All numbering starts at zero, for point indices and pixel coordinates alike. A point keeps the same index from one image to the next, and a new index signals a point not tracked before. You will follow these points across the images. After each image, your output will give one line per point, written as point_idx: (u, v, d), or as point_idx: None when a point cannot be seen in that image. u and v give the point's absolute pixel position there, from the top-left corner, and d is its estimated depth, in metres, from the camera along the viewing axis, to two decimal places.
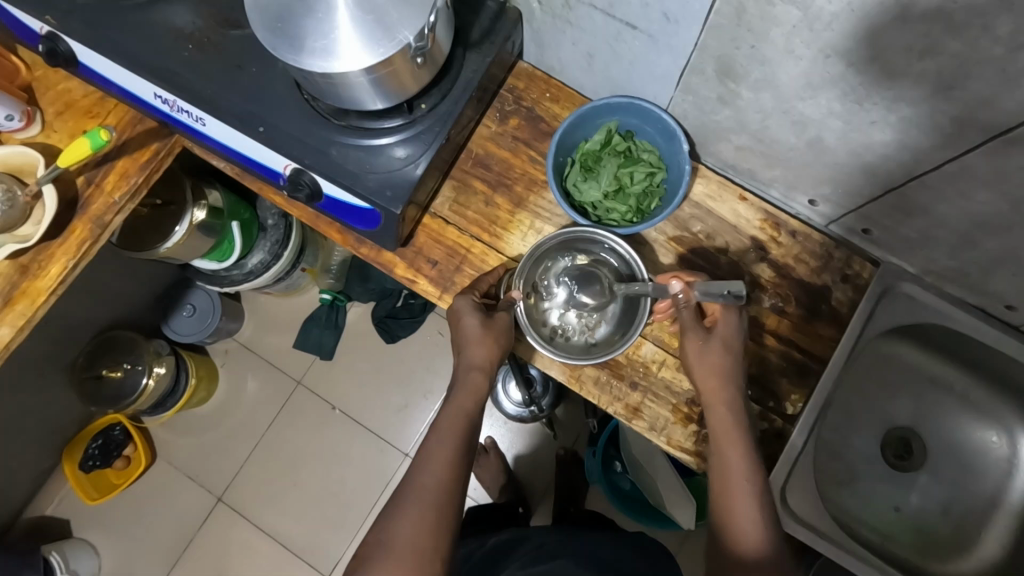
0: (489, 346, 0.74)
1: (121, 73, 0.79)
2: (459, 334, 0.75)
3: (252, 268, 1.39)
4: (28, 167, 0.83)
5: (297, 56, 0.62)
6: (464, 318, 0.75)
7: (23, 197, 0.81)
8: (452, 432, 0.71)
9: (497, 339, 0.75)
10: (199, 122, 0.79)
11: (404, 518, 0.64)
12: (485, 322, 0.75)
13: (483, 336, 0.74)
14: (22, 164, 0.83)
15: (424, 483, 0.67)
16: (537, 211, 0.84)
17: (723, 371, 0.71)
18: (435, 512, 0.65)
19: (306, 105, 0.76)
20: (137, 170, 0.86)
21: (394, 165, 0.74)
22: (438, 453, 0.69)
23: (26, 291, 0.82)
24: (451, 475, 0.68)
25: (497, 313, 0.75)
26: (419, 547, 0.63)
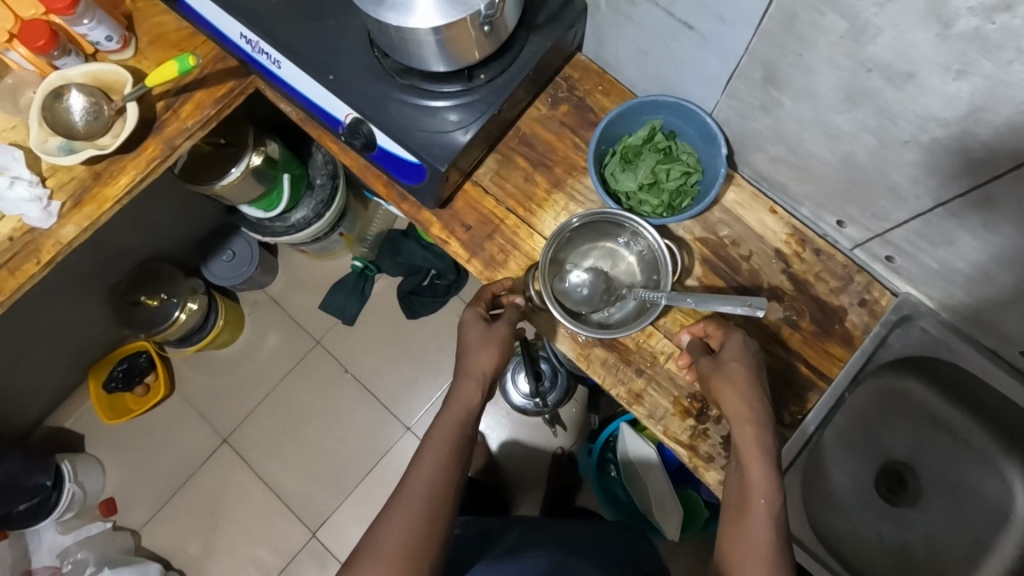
0: (488, 355, 0.78)
1: (216, 12, 0.86)
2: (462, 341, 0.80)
3: (294, 222, 1.47)
4: (117, 85, 0.91)
5: (378, 9, 0.69)
6: (469, 328, 0.80)
7: (108, 111, 0.89)
8: (449, 428, 0.74)
9: (492, 350, 0.79)
10: (275, 65, 0.85)
11: (392, 522, 0.67)
12: (485, 334, 0.79)
13: (484, 341, 0.79)
14: (112, 81, 0.91)
15: (415, 490, 0.69)
16: (572, 194, 0.87)
17: (744, 385, 0.70)
18: (423, 514, 0.68)
19: (375, 61, 0.81)
20: (212, 102, 0.93)
21: (445, 127, 0.79)
22: (425, 465, 0.71)
23: (96, 195, 0.90)
24: (443, 486, 0.70)
25: (495, 324, 0.80)
26: (407, 547, 0.65)
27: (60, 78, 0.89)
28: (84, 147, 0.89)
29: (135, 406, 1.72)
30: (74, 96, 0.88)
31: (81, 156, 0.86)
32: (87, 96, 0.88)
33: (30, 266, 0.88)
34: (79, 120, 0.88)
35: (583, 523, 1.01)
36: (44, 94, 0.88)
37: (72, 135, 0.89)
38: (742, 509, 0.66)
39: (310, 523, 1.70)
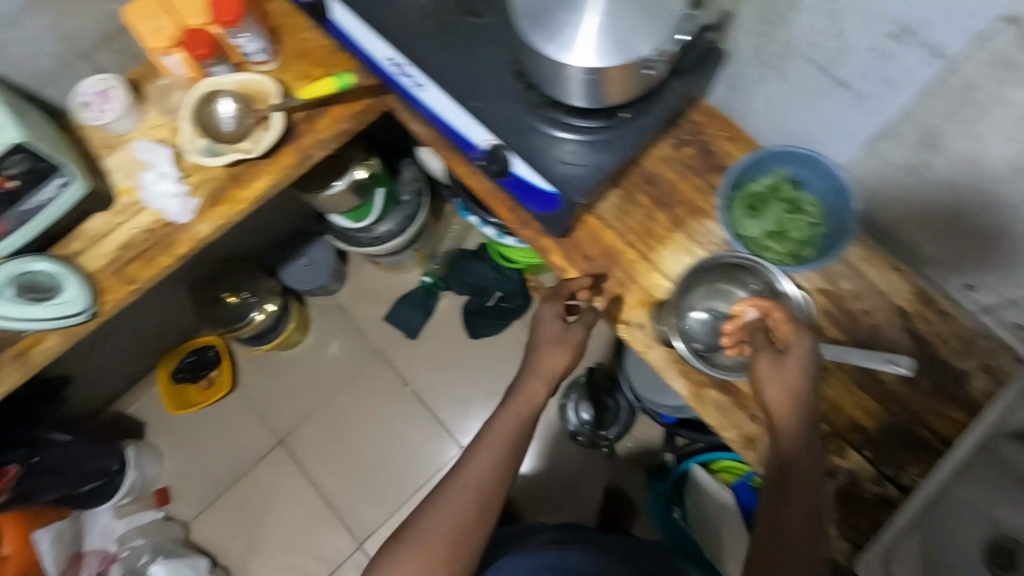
0: (558, 355, 0.85)
1: (368, 35, 0.91)
2: (535, 335, 0.86)
3: (379, 235, 1.51)
4: (262, 94, 0.96)
5: (539, 39, 0.72)
6: (544, 323, 0.86)
7: (253, 119, 0.94)
8: (503, 432, 0.82)
9: (563, 350, 0.85)
10: (419, 88, 0.89)
11: (441, 512, 0.76)
12: (561, 333, 0.85)
13: (558, 340, 0.85)
14: (257, 90, 0.96)
15: (468, 484, 0.78)
16: (693, 235, 0.89)
17: (800, 393, 0.74)
18: (473, 509, 0.76)
19: (521, 92, 0.84)
20: (348, 117, 0.97)
21: (577, 164, 0.83)
22: (483, 460, 0.80)
23: (232, 196, 0.94)
24: (492, 485, 0.78)
25: (573, 326, 0.85)
26: (455, 531, 0.75)
27: (211, 83, 0.94)
28: (226, 150, 0.93)
29: (199, 399, 1.75)
30: (225, 103, 0.94)
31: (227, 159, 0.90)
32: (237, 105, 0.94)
33: (165, 258, 0.92)
34: (228, 125, 0.94)
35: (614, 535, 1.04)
36: (194, 99, 0.94)
37: (218, 138, 0.94)
38: (776, 508, 0.73)
39: (356, 532, 1.70)
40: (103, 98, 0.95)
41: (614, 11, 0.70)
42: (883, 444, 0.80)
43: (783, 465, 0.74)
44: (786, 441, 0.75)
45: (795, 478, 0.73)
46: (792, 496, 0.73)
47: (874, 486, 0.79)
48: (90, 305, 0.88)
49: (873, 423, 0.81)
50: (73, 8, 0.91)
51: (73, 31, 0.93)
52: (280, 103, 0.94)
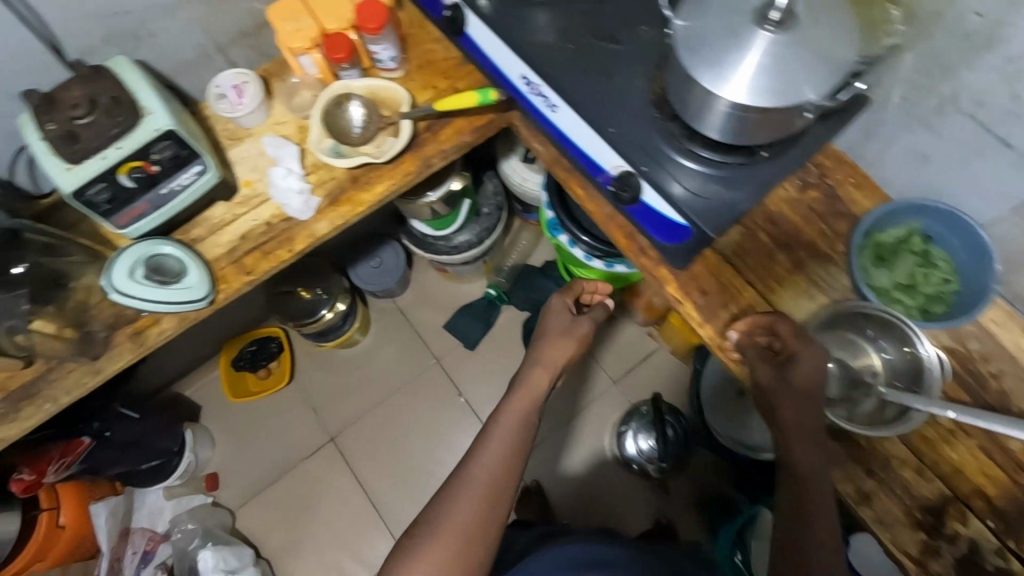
0: (562, 345, 0.96)
1: (503, 53, 0.92)
2: (546, 326, 1.00)
3: (457, 244, 1.52)
4: (390, 100, 0.98)
5: (694, 64, 0.72)
6: (555, 313, 1.01)
7: (380, 124, 0.97)
8: (509, 424, 0.83)
9: (567, 342, 0.97)
10: (551, 108, 0.90)
11: (453, 504, 0.75)
12: (569, 327, 0.98)
13: (566, 333, 0.97)
14: (385, 96, 0.98)
15: (476, 475, 0.77)
16: (814, 279, 0.87)
17: (808, 400, 0.77)
18: (482, 501, 0.75)
19: (659, 122, 0.84)
20: (470, 130, 0.98)
21: (703, 192, 0.82)
22: (494, 452, 0.80)
23: (351, 198, 0.95)
24: (500, 477, 0.78)
25: (580, 321, 0.99)
26: (468, 526, 0.73)
27: (344, 87, 0.96)
28: (351, 152, 0.96)
29: (256, 389, 1.77)
30: (356, 107, 0.96)
31: (357, 161, 0.93)
32: (367, 111, 0.96)
33: (282, 252, 0.93)
34: (356, 128, 0.96)
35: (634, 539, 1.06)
36: (326, 101, 0.96)
37: (343, 140, 0.96)
38: (796, 517, 0.72)
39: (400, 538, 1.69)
40: (238, 92, 0.97)
41: (784, 49, 0.69)
42: (1009, 516, 0.77)
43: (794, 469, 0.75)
44: (794, 449, 0.76)
45: (812, 482, 0.74)
46: (809, 501, 0.72)
47: (998, 559, 0.76)
48: (208, 293, 0.88)
49: (998, 492, 0.78)
50: (222, 3, 0.93)
51: (217, 25, 0.96)
52: (410, 112, 0.95)
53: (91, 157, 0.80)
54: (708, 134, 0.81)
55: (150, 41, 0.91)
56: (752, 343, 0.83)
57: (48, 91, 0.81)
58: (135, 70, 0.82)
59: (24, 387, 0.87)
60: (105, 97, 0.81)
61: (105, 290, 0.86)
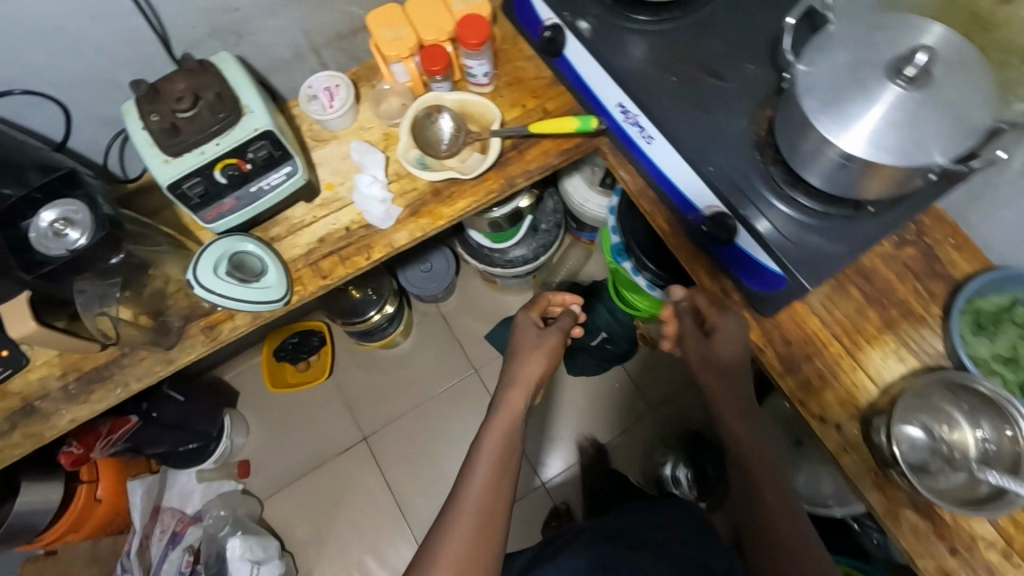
0: (536, 360, 0.93)
1: (601, 79, 0.91)
2: (520, 341, 0.97)
3: (512, 258, 1.51)
4: (478, 115, 0.98)
5: (815, 110, 0.70)
6: (524, 329, 0.99)
7: (466, 139, 0.96)
8: (495, 445, 0.82)
9: (541, 354, 0.94)
10: (646, 140, 0.88)
11: (449, 538, 0.73)
12: (539, 339, 0.96)
13: (537, 350, 0.94)
14: (475, 111, 0.97)
15: (466, 506, 0.76)
16: (906, 340, 0.84)
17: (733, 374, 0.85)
18: (477, 531, 0.74)
19: (760, 165, 0.82)
20: (557, 152, 0.97)
21: (800, 240, 0.79)
22: (475, 487, 0.77)
23: (432, 210, 0.94)
24: (492, 503, 0.76)
25: (547, 331, 0.97)
26: (467, 558, 0.72)
27: (435, 98, 0.96)
28: (437, 166, 0.96)
29: (294, 380, 1.77)
30: (445, 120, 0.96)
31: (445, 176, 0.92)
32: (455, 124, 0.96)
33: (359, 259, 0.93)
34: (444, 141, 0.96)
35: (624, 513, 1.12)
36: (416, 111, 0.95)
37: (429, 151, 0.96)
38: (763, 541, 0.75)
39: None
40: (330, 95, 0.97)
41: (916, 106, 0.66)
42: None
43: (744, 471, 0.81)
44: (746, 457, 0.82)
45: (762, 472, 0.79)
46: (765, 484, 0.78)
47: None
48: (287, 294, 0.88)
49: None
50: (325, 6, 0.93)
51: (317, 26, 0.96)
52: (500, 130, 0.95)
53: (190, 152, 0.80)
54: (811, 181, 0.78)
55: (251, 38, 0.92)
56: (691, 311, 0.90)
57: (153, 82, 0.82)
58: (240, 68, 0.82)
59: (96, 370, 0.88)
60: (209, 93, 0.81)
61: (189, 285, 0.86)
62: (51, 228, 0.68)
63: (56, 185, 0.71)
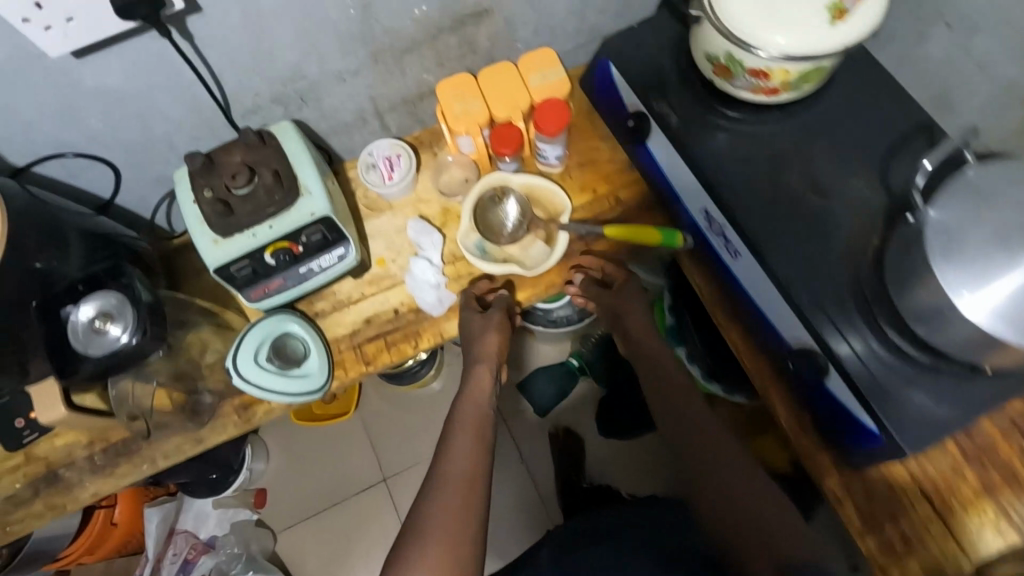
0: (494, 337, 0.83)
1: (686, 181, 0.83)
2: (464, 333, 0.85)
3: (554, 318, 1.43)
4: (545, 200, 0.91)
5: (941, 262, 0.61)
6: (469, 320, 0.85)
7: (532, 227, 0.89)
8: (469, 413, 0.78)
9: (494, 336, 0.83)
10: (732, 254, 0.81)
11: (438, 508, 0.67)
12: (482, 318, 0.84)
13: (487, 329, 0.84)
14: (543, 195, 0.91)
15: (448, 474, 0.71)
16: (1007, 510, 0.74)
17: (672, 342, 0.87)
18: (461, 499, 0.68)
19: (862, 303, 0.74)
20: (627, 249, 0.90)
21: (894, 390, 0.71)
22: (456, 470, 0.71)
23: (486, 300, 0.88)
24: (476, 463, 0.72)
25: (491, 311, 0.85)
26: (451, 534, 0.65)
27: (502, 179, 0.91)
28: (497, 254, 0.89)
29: (318, 412, 1.73)
30: (510, 203, 0.90)
31: (506, 271, 0.87)
32: (521, 211, 0.90)
33: (407, 346, 0.87)
34: (508, 227, 0.90)
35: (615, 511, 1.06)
36: (481, 190, 0.90)
37: (489, 236, 0.90)
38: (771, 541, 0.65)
39: None
40: (389, 165, 0.91)
41: None
42: None
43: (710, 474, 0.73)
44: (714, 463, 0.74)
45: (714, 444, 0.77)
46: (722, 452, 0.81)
47: None
48: (325, 383, 0.83)
49: None
50: (398, 73, 0.87)
51: (385, 93, 0.90)
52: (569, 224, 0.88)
53: (241, 234, 0.75)
54: (915, 328, 0.69)
55: (317, 102, 0.86)
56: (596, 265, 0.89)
57: (209, 153, 0.77)
58: (303, 144, 0.77)
59: (124, 443, 0.84)
60: (268, 171, 0.76)
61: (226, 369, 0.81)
62: (91, 325, 0.64)
63: (98, 276, 0.66)
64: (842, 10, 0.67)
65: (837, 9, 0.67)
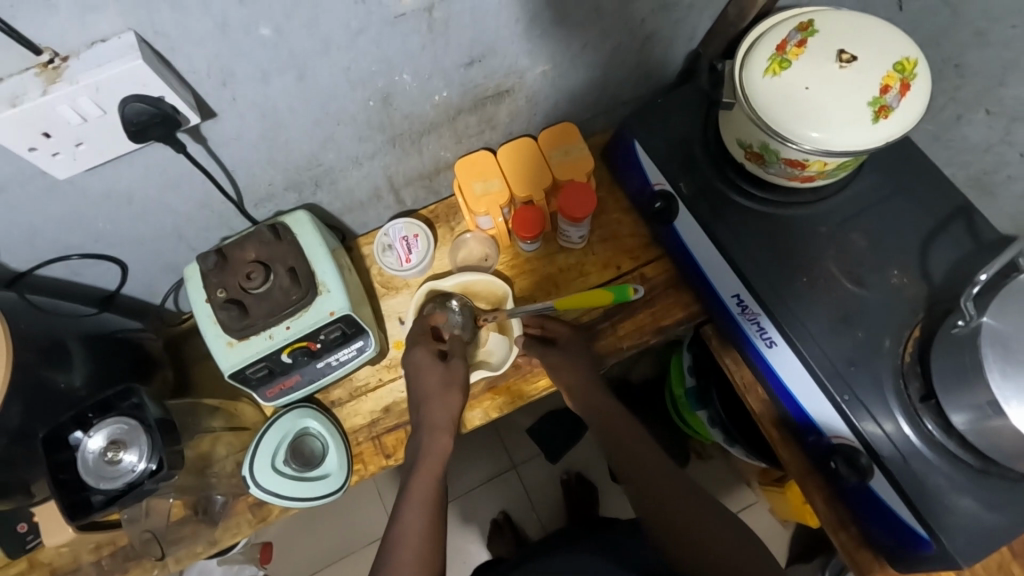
0: (450, 399, 0.75)
1: (717, 266, 0.81)
2: (417, 389, 0.76)
3: None
4: (482, 290, 0.88)
5: (996, 370, 0.58)
6: (423, 371, 0.77)
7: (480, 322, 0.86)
8: (428, 479, 0.69)
9: (455, 393, 0.76)
10: (766, 343, 0.77)
11: None
12: (443, 374, 0.77)
13: (444, 388, 0.76)
14: (479, 288, 0.87)
15: (401, 553, 0.62)
16: None
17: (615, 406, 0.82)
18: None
19: (905, 401, 0.71)
20: (654, 329, 0.88)
21: (943, 495, 0.68)
22: (414, 522, 0.65)
23: (509, 387, 0.86)
24: (432, 540, 0.64)
25: (454, 362, 0.78)
26: None
27: (432, 288, 0.86)
28: None
29: None
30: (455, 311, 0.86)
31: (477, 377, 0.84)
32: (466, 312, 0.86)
33: None
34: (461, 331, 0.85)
35: (603, 533, 1.02)
36: (419, 306, 0.86)
37: None
38: None
39: None
40: (406, 247, 0.89)
41: None
42: None
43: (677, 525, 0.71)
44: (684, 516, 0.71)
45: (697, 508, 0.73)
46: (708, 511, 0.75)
47: None
48: (345, 481, 0.80)
49: None
50: (414, 152, 0.84)
51: (400, 171, 0.86)
52: (518, 308, 0.85)
53: (257, 335, 0.71)
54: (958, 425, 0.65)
55: (331, 186, 0.83)
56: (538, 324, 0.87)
57: (220, 248, 0.73)
58: (319, 238, 0.73)
59: (131, 546, 0.79)
60: (284, 268, 0.73)
61: (245, 479, 0.78)
62: (104, 456, 0.61)
63: (109, 401, 0.63)
64: (885, 105, 0.65)
65: (879, 105, 0.65)
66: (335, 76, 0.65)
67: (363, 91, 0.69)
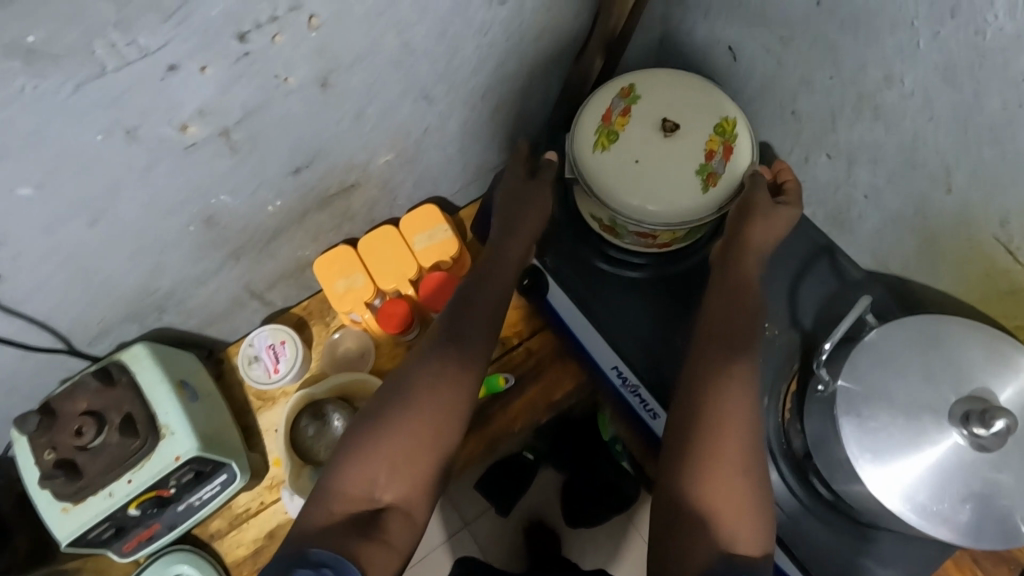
0: (538, 208, 0.73)
1: (593, 340, 0.78)
2: (507, 207, 0.73)
3: None
4: (359, 390, 0.82)
5: (852, 431, 0.56)
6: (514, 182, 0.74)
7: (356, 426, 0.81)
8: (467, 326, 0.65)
9: (539, 208, 0.73)
10: (651, 414, 0.75)
11: (380, 445, 0.57)
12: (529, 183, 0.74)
13: (533, 202, 0.73)
14: (356, 388, 0.82)
15: (419, 393, 0.59)
16: None
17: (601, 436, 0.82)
18: (427, 427, 0.58)
19: (791, 463, 0.69)
20: (544, 406, 0.85)
21: (840, 556, 0.66)
22: (432, 366, 0.61)
23: None
24: (452, 389, 0.60)
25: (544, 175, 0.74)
26: (391, 483, 0.56)
27: (305, 396, 0.81)
28: None
29: None
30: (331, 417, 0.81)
31: None
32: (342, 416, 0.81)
33: None
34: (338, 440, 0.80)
35: None
36: (293, 417, 0.81)
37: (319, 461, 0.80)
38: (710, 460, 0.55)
39: None
40: (274, 356, 0.84)
41: (970, 469, 0.52)
42: None
43: (714, 415, 0.57)
44: (728, 443, 0.56)
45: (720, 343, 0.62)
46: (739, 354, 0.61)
47: None
48: None
49: None
50: (267, 258, 0.79)
51: (258, 278, 0.81)
52: None
53: (96, 495, 0.66)
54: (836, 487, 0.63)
55: (178, 307, 0.77)
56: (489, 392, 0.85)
57: (46, 403, 0.66)
58: (159, 373, 0.68)
59: None
60: (116, 415, 0.67)
61: None
62: None
63: None
64: (712, 172, 0.65)
65: (706, 172, 0.65)
66: (138, 213, 0.60)
67: (181, 218, 0.64)
